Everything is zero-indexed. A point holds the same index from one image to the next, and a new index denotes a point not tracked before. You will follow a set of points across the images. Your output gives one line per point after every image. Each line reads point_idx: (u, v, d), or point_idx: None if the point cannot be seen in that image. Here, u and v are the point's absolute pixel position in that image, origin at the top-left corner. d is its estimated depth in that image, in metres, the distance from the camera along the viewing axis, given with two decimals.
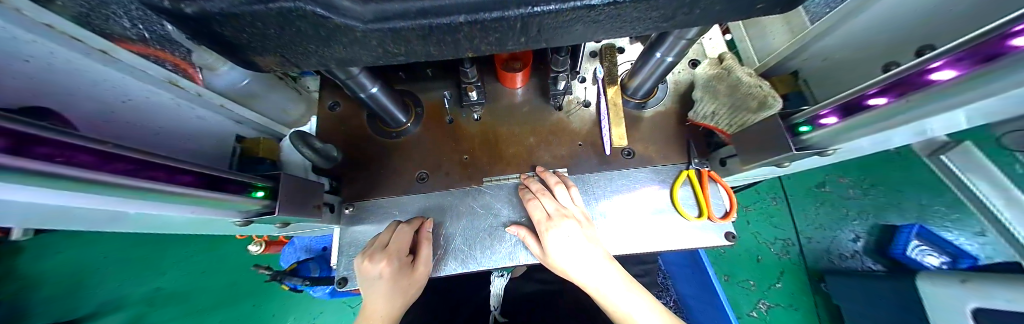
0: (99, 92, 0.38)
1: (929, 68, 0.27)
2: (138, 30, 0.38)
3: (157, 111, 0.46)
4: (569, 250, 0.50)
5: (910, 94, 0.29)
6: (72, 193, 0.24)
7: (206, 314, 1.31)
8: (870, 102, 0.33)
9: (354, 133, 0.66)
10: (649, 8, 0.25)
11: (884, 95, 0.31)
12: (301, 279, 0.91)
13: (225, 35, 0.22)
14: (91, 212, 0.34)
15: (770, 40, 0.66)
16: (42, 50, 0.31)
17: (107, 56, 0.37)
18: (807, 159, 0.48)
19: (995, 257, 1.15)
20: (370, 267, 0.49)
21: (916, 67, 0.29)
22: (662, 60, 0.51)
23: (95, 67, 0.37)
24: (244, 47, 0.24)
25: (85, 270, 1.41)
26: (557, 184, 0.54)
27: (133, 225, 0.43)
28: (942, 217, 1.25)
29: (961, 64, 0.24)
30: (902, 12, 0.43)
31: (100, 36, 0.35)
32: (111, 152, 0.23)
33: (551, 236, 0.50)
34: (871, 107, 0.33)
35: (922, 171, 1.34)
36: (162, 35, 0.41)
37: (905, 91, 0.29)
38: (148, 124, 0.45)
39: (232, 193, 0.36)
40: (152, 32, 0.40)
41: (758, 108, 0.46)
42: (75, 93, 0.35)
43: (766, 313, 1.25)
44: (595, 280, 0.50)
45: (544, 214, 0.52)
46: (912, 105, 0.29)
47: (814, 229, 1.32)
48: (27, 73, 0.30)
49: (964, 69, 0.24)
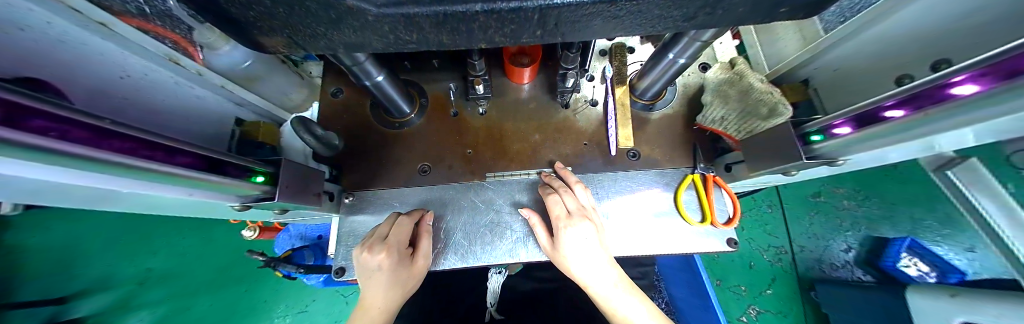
0: (94, 64, 0.36)
1: (949, 83, 0.26)
2: (138, 5, 0.38)
3: (154, 89, 0.44)
4: (580, 249, 0.49)
5: (929, 107, 0.28)
6: (65, 169, 0.23)
7: (197, 297, 1.30)
8: (886, 114, 0.32)
9: (357, 121, 0.64)
10: (672, 5, 0.24)
11: (902, 108, 0.31)
12: (296, 266, 0.90)
13: (230, 12, 0.21)
14: (82, 191, 0.33)
15: (781, 48, 0.66)
16: (38, 18, 0.29)
17: (105, 29, 0.36)
18: (815, 168, 0.47)
19: (984, 273, 1.17)
20: (369, 258, 0.48)
21: (934, 81, 0.28)
22: (675, 61, 0.50)
23: (93, 40, 0.35)
24: (250, 25, 0.23)
25: (74, 247, 1.39)
26: (577, 183, 0.53)
27: (125, 205, 0.42)
28: (935, 232, 1.26)
29: (985, 80, 0.23)
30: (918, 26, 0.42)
31: (99, 8, 0.34)
32: (107, 128, 0.22)
33: (567, 233, 0.49)
34: (886, 119, 0.32)
35: (918, 186, 1.34)
36: (162, 11, 0.40)
37: (923, 105, 0.29)
38: (144, 102, 0.43)
39: (232, 177, 0.35)
40: (152, 7, 0.39)
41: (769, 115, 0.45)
42: (72, 65, 0.33)
43: (756, 318, 1.27)
44: (596, 278, 0.50)
45: (565, 211, 0.51)
46: (929, 119, 0.28)
47: (808, 238, 1.33)
48: (23, 43, 0.29)
49: (987, 85, 0.23)
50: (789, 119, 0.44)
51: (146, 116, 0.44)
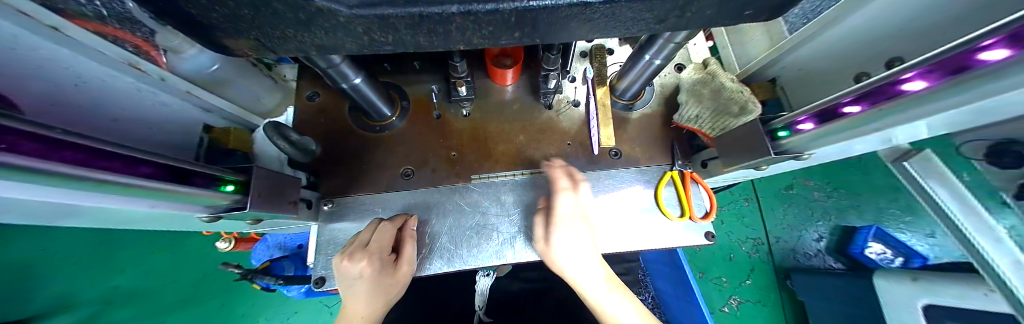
0: (55, 74, 0.33)
1: (902, 79, 0.28)
2: (95, 7, 0.34)
3: (117, 96, 0.41)
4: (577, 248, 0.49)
5: (884, 102, 0.30)
6: (11, 184, 0.22)
7: (166, 314, 1.23)
8: (845, 110, 0.35)
9: (335, 126, 0.63)
10: (644, 8, 0.25)
11: (859, 104, 0.33)
12: (274, 278, 0.86)
13: (191, 13, 0.20)
14: (25, 205, 0.30)
15: (750, 49, 0.69)
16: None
17: (57, 32, 0.33)
18: (784, 163, 0.50)
19: (942, 257, 1.26)
20: (348, 267, 0.46)
21: (888, 78, 0.30)
22: (651, 62, 0.52)
23: (44, 44, 0.32)
24: (212, 27, 0.22)
25: (20, 267, 1.27)
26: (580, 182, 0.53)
27: (78, 221, 0.39)
28: (895, 220, 1.36)
29: (932, 76, 0.25)
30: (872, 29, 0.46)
31: (50, 10, 0.31)
32: (59, 138, 0.21)
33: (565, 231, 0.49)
34: (845, 115, 0.35)
35: (879, 177, 1.44)
36: (122, 14, 0.37)
37: (877, 101, 0.31)
38: (104, 110, 0.40)
39: (199, 186, 0.33)
40: (111, 9, 0.36)
41: (740, 113, 0.48)
42: (25, 72, 0.30)
43: (737, 308, 1.32)
44: (584, 278, 0.50)
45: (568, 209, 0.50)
46: (884, 113, 0.31)
47: (784, 229, 1.39)
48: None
49: (936, 80, 0.25)
50: (758, 116, 0.47)
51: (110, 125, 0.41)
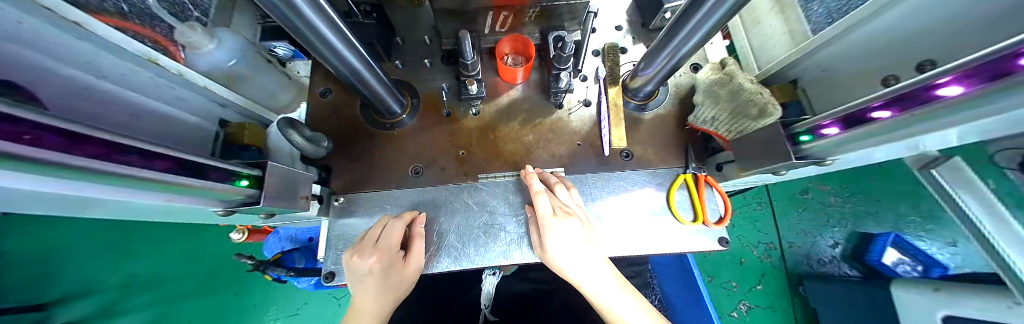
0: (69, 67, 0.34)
1: (935, 84, 0.27)
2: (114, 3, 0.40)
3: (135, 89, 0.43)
4: (569, 248, 0.47)
5: (915, 108, 0.28)
6: (35, 177, 0.22)
7: (182, 301, 1.27)
8: (873, 115, 0.33)
9: (345, 123, 0.63)
10: None
11: (888, 109, 0.31)
12: (286, 270, 0.88)
13: None
14: (52, 196, 0.31)
15: (772, 48, 0.66)
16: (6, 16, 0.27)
17: (79, 28, 0.34)
18: (806, 168, 0.48)
19: (963, 267, 1.21)
20: (359, 263, 0.47)
21: (920, 82, 0.28)
22: (679, 50, 0.46)
23: (66, 39, 0.33)
24: None
25: (48, 253, 1.33)
26: (557, 184, 0.53)
27: (99, 211, 0.39)
28: (916, 227, 1.30)
29: (968, 82, 0.24)
30: (897, 35, 0.44)
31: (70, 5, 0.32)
32: (80, 130, 0.21)
33: (553, 230, 0.48)
34: (874, 120, 0.33)
35: (899, 182, 1.39)
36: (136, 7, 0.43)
37: (907, 107, 0.29)
38: (125, 104, 0.41)
39: (213, 180, 0.34)
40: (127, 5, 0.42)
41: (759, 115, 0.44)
42: (45, 66, 0.32)
43: (747, 314, 1.29)
44: (587, 279, 0.48)
45: (549, 209, 0.49)
46: (917, 119, 0.29)
47: (797, 235, 1.36)
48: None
49: (972, 87, 0.23)
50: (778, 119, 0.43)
51: (133, 121, 0.42)
